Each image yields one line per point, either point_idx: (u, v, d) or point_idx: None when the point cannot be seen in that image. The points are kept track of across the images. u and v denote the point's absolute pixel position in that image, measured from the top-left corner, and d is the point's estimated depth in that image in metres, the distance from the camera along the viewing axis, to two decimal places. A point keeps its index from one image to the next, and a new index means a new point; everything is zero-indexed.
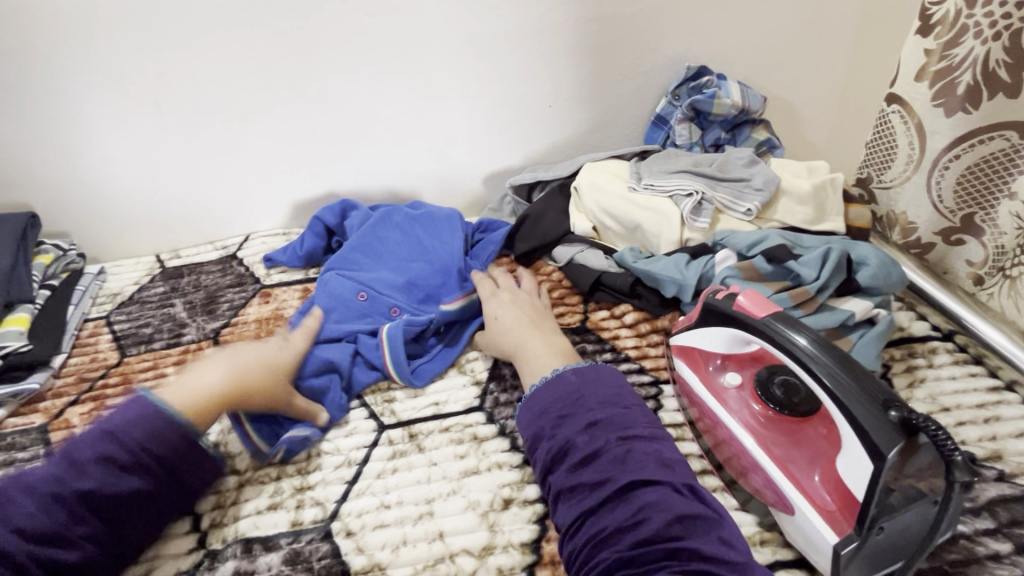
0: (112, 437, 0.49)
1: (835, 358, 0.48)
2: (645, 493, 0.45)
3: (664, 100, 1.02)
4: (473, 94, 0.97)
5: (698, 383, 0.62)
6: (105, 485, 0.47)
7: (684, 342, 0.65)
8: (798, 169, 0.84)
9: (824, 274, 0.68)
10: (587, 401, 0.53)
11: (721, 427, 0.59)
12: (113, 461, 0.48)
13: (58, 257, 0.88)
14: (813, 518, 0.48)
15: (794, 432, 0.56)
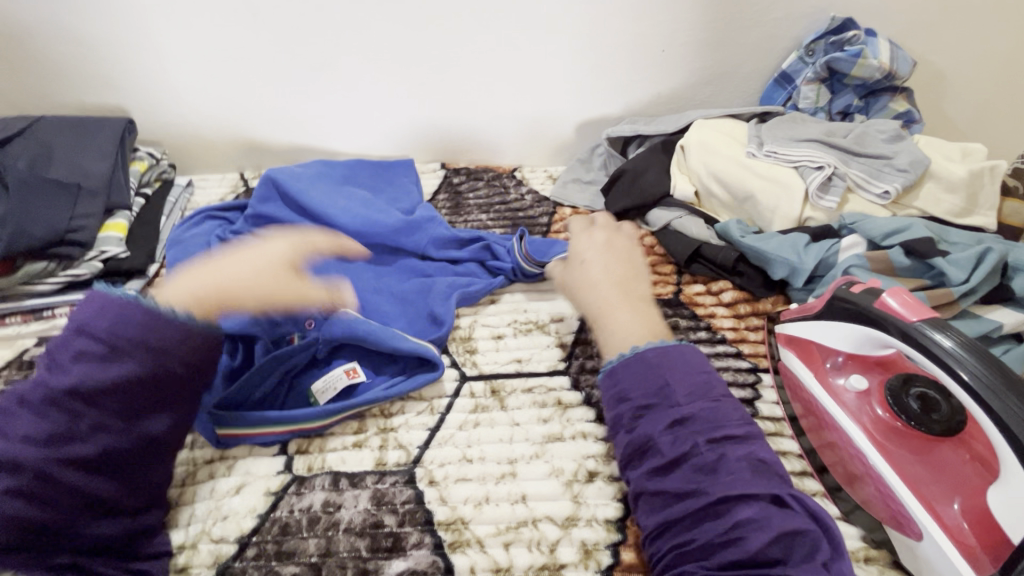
0: (83, 333, 0.42)
1: (1006, 381, 0.41)
2: (737, 501, 0.41)
3: (794, 55, 0.90)
4: (582, 30, 0.88)
5: (814, 380, 0.57)
6: (92, 377, 0.41)
7: (798, 332, 0.60)
8: (951, 151, 0.73)
9: (975, 277, 0.59)
10: (672, 391, 0.47)
11: (835, 430, 0.54)
12: (94, 354, 0.42)
13: (152, 165, 0.88)
14: (946, 549, 0.44)
15: (926, 448, 0.50)
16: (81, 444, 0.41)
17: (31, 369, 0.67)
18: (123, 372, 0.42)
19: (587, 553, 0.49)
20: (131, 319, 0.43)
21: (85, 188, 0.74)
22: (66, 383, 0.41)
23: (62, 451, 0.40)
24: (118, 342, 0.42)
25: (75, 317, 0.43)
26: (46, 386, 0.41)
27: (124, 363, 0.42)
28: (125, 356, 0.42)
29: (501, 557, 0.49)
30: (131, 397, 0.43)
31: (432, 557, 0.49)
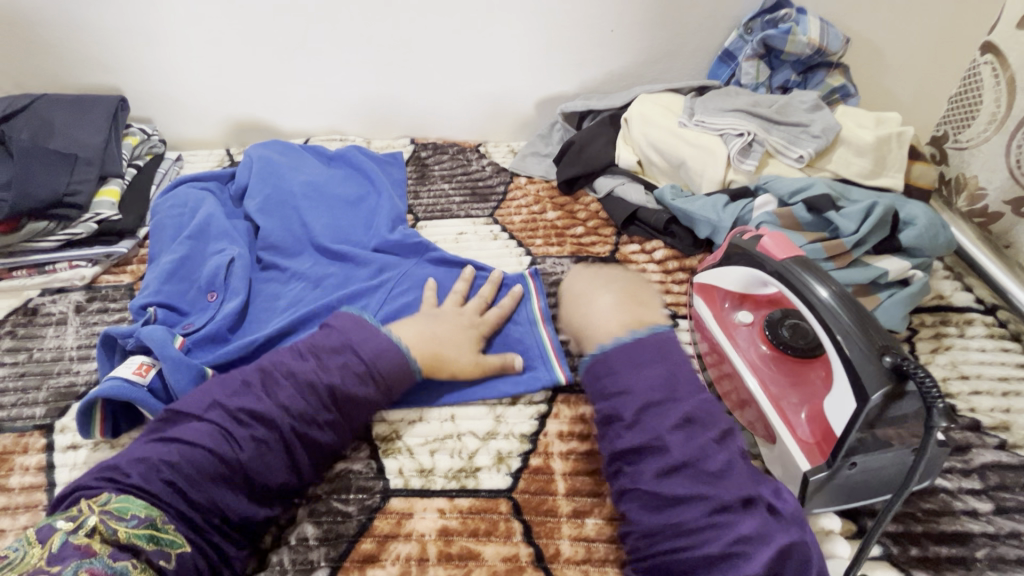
0: (301, 354, 0.54)
1: (853, 316, 0.47)
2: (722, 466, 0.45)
3: (734, 33, 0.96)
4: (535, 11, 0.95)
5: (714, 318, 0.65)
6: (294, 401, 0.50)
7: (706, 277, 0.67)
8: (865, 119, 0.79)
9: (863, 228, 0.66)
10: (677, 383, 0.49)
11: (726, 361, 0.62)
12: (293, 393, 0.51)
13: (143, 139, 0.97)
14: (791, 449, 0.52)
15: (794, 372, 0.58)
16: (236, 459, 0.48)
17: (34, 315, 0.76)
18: (299, 424, 0.50)
19: (501, 459, 0.58)
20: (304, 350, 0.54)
21: (82, 158, 0.83)
22: (251, 422, 0.49)
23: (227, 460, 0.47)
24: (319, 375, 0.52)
25: (336, 337, 0.55)
26: (231, 416, 0.49)
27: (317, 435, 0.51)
28: (366, 365, 0.54)
29: (426, 461, 0.57)
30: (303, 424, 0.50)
31: (367, 461, 0.57)
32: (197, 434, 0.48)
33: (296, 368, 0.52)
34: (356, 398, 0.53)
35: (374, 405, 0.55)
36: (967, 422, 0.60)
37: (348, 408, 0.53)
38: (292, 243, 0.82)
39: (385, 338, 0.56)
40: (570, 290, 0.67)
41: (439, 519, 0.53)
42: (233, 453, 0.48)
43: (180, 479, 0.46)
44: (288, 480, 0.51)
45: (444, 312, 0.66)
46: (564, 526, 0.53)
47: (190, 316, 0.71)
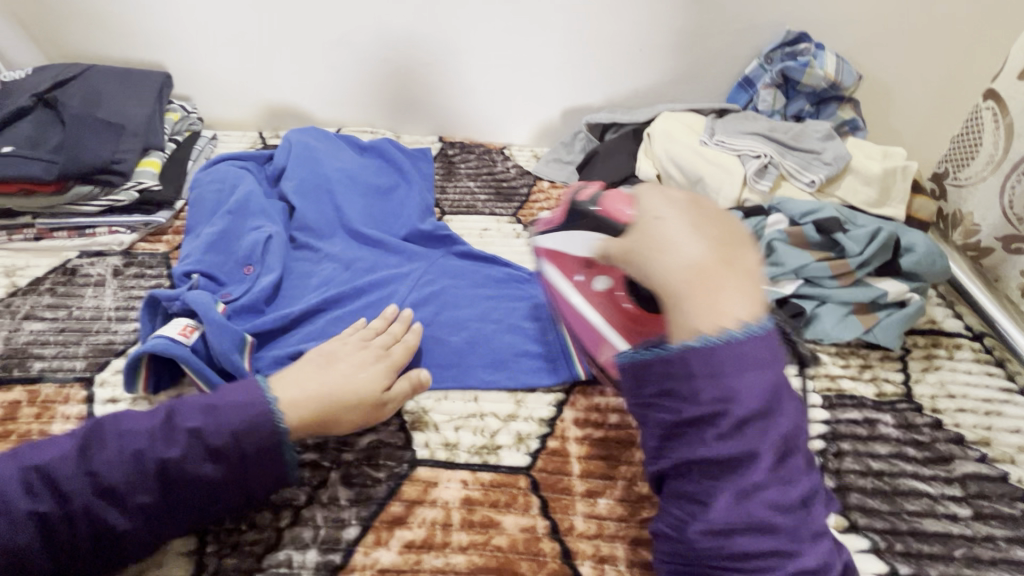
0: (210, 413, 0.50)
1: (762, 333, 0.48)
2: (752, 436, 0.42)
3: (756, 61, 1.01)
4: (569, 25, 1.00)
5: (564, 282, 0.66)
6: (189, 462, 0.48)
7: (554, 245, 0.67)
8: (873, 152, 0.85)
9: (867, 251, 0.71)
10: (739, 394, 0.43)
11: (582, 317, 0.64)
12: (192, 446, 0.48)
13: (183, 116, 1.00)
14: None
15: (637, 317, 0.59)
16: (135, 493, 0.47)
17: (73, 275, 0.78)
18: (209, 472, 0.49)
19: (521, 439, 0.62)
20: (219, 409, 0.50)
21: (128, 128, 0.86)
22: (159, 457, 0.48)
23: (123, 496, 0.47)
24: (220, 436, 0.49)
25: (214, 395, 0.51)
26: (142, 450, 0.48)
27: (231, 479, 0.50)
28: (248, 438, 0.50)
29: (451, 436, 0.61)
30: (192, 476, 0.49)
31: (396, 431, 0.61)
32: (107, 464, 0.47)
33: (194, 426, 0.49)
34: (243, 472, 0.50)
35: (253, 479, 0.51)
36: (952, 436, 0.65)
37: (253, 461, 0.50)
38: (326, 225, 0.86)
39: (260, 400, 0.52)
40: (653, 212, 0.52)
41: (463, 489, 0.56)
42: (142, 492, 0.47)
43: (92, 505, 0.46)
44: (202, 512, 0.50)
45: (345, 346, 0.62)
46: (578, 503, 0.57)
47: (227, 286, 0.74)
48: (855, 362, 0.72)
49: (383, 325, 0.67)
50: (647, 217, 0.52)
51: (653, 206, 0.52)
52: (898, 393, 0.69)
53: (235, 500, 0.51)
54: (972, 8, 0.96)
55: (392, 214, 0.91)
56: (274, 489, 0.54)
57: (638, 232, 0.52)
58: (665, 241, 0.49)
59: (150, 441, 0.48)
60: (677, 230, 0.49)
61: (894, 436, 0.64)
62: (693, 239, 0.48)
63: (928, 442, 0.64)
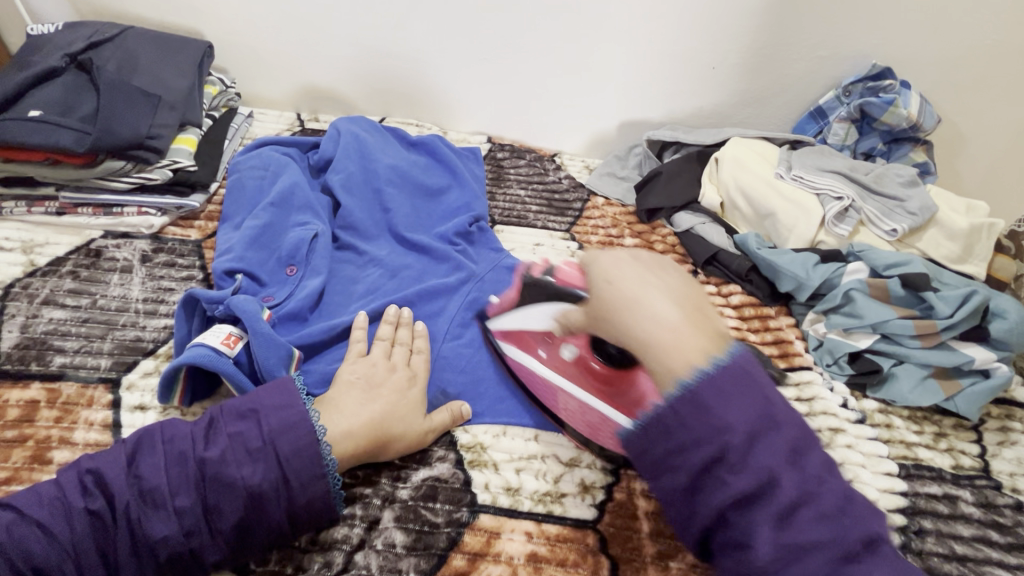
0: (256, 419, 0.49)
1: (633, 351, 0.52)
2: (760, 459, 0.39)
3: (831, 93, 0.97)
4: (642, 35, 0.94)
5: (526, 352, 0.63)
6: (227, 465, 0.47)
7: (512, 325, 0.64)
8: (956, 204, 0.81)
9: (958, 314, 0.68)
10: (728, 422, 0.40)
11: (530, 375, 0.62)
12: (235, 453, 0.47)
13: (221, 91, 0.93)
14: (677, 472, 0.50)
15: (608, 378, 0.58)
16: (168, 504, 0.45)
17: (97, 258, 0.72)
18: (250, 475, 0.47)
19: (586, 489, 0.56)
20: (272, 417, 0.50)
21: (166, 101, 0.79)
22: (196, 460, 0.47)
23: (156, 502, 0.45)
24: (265, 444, 0.48)
25: (253, 399, 0.51)
26: (184, 451, 0.47)
27: (270, 487, 0.47)
28: (288, 444, 0.48)
29: (512, 479, 0.56)
30: (224, 488, 0.46)
31: (453, 469, 0.56)
32: (150, 465, 0.46)
33: (238, 430, 0.48)
34: (278, 485, 0.47)
35: (281, 498, 0.47)
36: None
37: (294, 467, 0.48)
38: (367, 224, 0.79)
39: (300, 407, 0.51)
40: (602, 274, 0.51)
41: (528, 543, 0.52)
42: (181, 495, 0.45)
43: (133, 508, 0.45)
44: (244, 532, 0.47)
45: (376, 371, 0.58)
46: (650, 568, 0.51)
47: (268, 288, 0.69)
48: (930, 429, 0.68)
49: (392, 335, 0.63)
50: (597, 283, 0.51)
51: (604, 268, 0.51)
52: (976, 466, 0.65)
53: (278, 518, 0.48)
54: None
55: (438, 216, 0.84)
56: (323, 515, 0.50)
57: (601, 302, 0.50)
58: (634, 299, 0.47)
59: (198, 442, 0.48)
60: (656, 289, 0.48)
61: (976, 516, 0.60)
62: (658, 292, 0.48)
63: (1010, 525, 0.60)
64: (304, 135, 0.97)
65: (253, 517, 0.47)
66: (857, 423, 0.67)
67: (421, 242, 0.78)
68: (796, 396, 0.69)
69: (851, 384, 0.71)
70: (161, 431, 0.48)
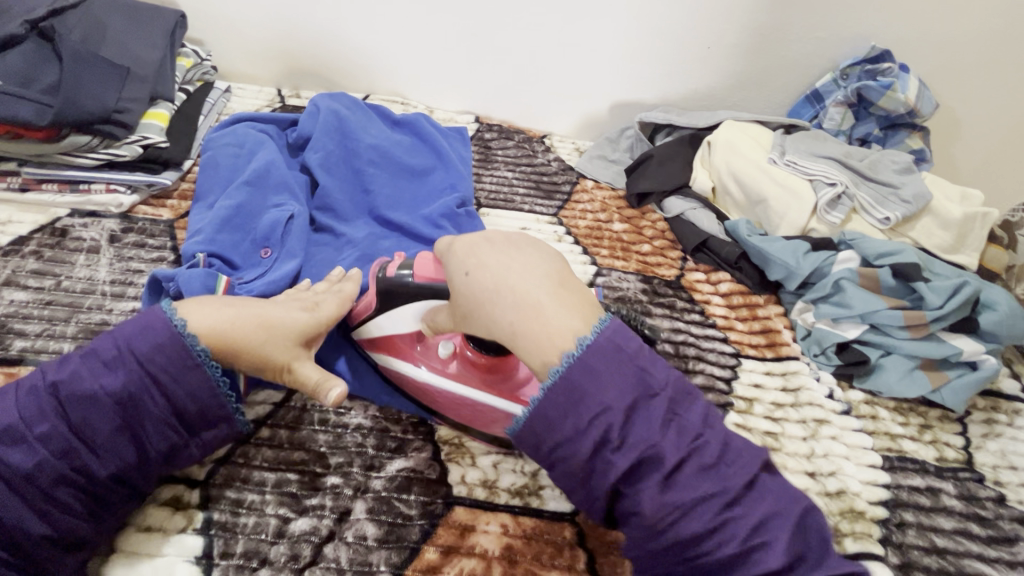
0: (109, 335, 0.46)
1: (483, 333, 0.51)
2: (644, 422, 0.42)
3: (829, 76, 0.94)
4: (636, 11, 0.91)
5: (404, 360, 0.57)
6: (82, 384, 0.44)
7: (385, 331, 0.57)
8: (951, 193, 0.79)
9: (948, 305, 0.67)
10: (587, 393, 0.42)
11: (427, 391, 0.56)
12: (91, 371, 0.45)
13: (196, 64, 0.89)
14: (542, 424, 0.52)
15: (491, 367, 0.55)
16: (34, 437, 0.43)
17: (63, 238, 0.69)
18: (109, 383, 0.44)
19: None
20: (121, 327, 0.46)
21: (134, 73, 0.76)
22: (54, 388, 0.44)
23: (22, 439, 0.43)
24: (118, 354, 0.45)
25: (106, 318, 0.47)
26: (41, 382, 0.45)
27: (137, 386, 0.45)
28: (138, 345, 0.45)
29: (490, 472, 0.55)
30: (85, 408, 0.44)
31: (429, 461, 0.55)
32: (9, 405, 0.44)
33: (91, 348, 0.46)
34: (143, 387, 0.45)
35: (154, 399, 0.45)
36: (1017, 515, 0.60)
37: (158, 363, 0.45)
38: (348, 207, 0.76)
39: (155, 311, 0.47)
40: (467, 257, 0.50)
41: (503, 535, 0.51)
42: (40, 423, 0.43)
43: None
44: (129, 448, 0.45)
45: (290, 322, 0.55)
46: (627, 562, 0.50)
47: (242, 272, 0.66)
48: (915, 421, 0.67)
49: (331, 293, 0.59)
50: (456, 276, 0.49)
51: (460, 260, 0.49)
52: (960, 459, 0.65)
53: (158, 423, 0.45)
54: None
55: (422, 198, 0.81)
56: (212, 415, 0.47)
57: (459, 295, 0.49)
58: (500, 278, 0.47)
59: (55, 370, 0.45)
60: (512, 269, 0.47)
61: (957, 509, 0.60)
62: (509, 272, 0.47)
63: (992, 519, 0.60)
64: (284, 111, 0.93)
65: (131, 428, 0.45)
66: (843, 415, 0.67)
67: (404, 225, 0.76)
68: (782, 387, 0.68)
69: (837, 374, 0.70)
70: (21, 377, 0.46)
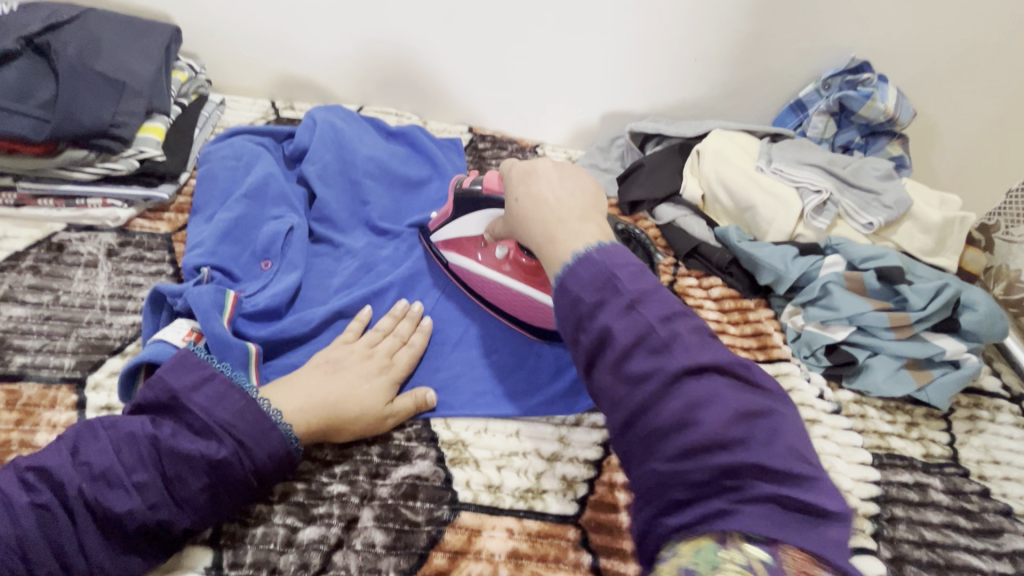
0: (198, 396, 0.48)
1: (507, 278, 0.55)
2: (693, 388, 0.38)
3: (812, 86, 0.97)
4: (626, 24, 0.93)
5: (468, 257, 0.67)
6: (179, 444, 0.46)
7: (451, 235, 0.67)
8: (930, 198, 0.82)
9: (931, 306, 0.70)
10: (611, 281, 0.42)
11: (483, 283, 0.67)
12: (185, 434, 0.47)
13: (191, 77, 0.90)
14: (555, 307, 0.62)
15: (540, 267, 0.64)
16: (129, 490, 0.44)
17: (60, 253, 0.69)
18: (204, 448, 0.46)
19: (568, 484, 0.56)
20: (210, 391, 0.48)
21: (130, 87, 0.76)
22: (149, 444, 0.46)
23: (113, 489, 0.44)
24: (210, 422, 0.47)
25: (196, 377, 0.49)
26: (136, 438, 0.46)
27: (213, 445, 0.47)
28: (231, 416, 0.48)
29: (494, 477, 0.56)
30: (181, 467, 0.45)
31: (434, 467, 0.55)
32: (98, 451, 0.45)
33: (184, 409, 0.48)
34: (234, 457, 0.47)
35: (237, 467, 0.47)
36: (1001, 507, 0.63)
37: (238, 426, 0.48)
38: (345, 218, 0.77)
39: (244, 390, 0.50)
40: (521, 183, 0.53)
41: (509, 539, 0.51)
42: (137, 473, 0.45)
43: (85, 492, 0.44)
44: (209, 508, 0.47)
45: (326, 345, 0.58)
46: (630, 563, 0.51)
47: (242, 283, 0.67)
48: (902, 419, 0.70)
49: (388, 326, 0.63)
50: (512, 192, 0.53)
51: (523, 175, 0.53)
52: (946, 455, 0.67)
53: (238, 487, 0.47)
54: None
55: (418, 209, 0.82)
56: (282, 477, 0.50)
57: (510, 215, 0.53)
58: (539, 198, 0.50)
59: (148, 426, 0.47)
60: (560, 192, 0.50)
61: (945, 503, 0.62)
62: (562, 194, 0.50)
63: (977, 512, 0.62)
64: (279, 123, 0.94)
65: (215, 493, 0.47)
66: (833, 414, 0.69)
67: (401, 236, 0.77)
68: None
69: (827, 374, 0.72)
70: (107, 423, 0.47)
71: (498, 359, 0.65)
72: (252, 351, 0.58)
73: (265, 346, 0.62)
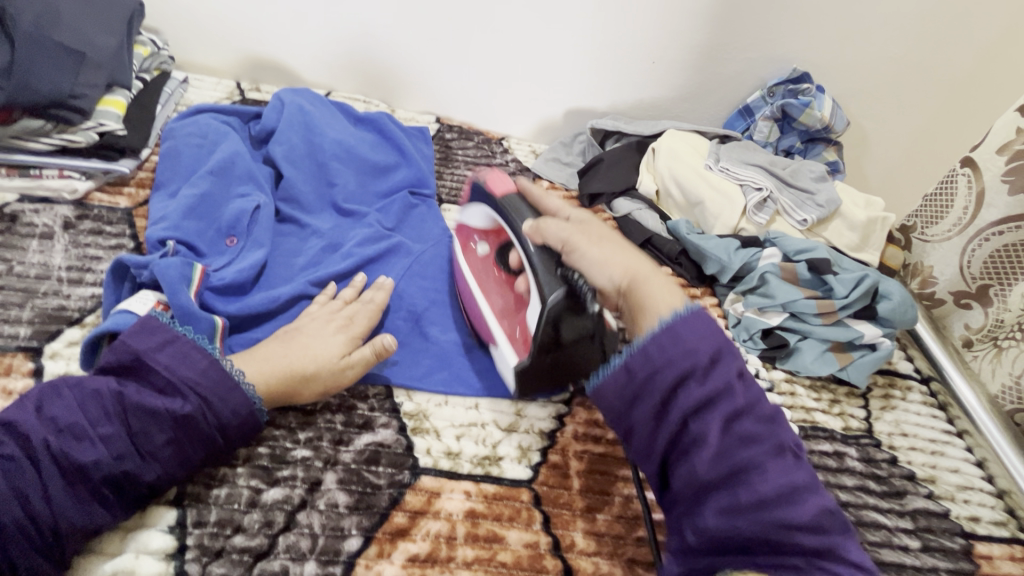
0: (161, 355, 0.49)
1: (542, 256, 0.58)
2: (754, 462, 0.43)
3: (758, 93, 1.04)
4: (591, 24, 0.97)
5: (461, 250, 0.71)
6: (144, 399, 0.47)
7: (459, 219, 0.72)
8: (858, 199, 0.91)
9: (853, 295, 0.77)
10: (698, 350, 0.45)
11: (463, 280, 0.69)
12: (150, 392, 0.48)
13: (154, 52, 0.88)
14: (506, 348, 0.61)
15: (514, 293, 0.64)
16: (93, 445, 0.45)
17: (13, 223, 0.68)
18: (168, 403, 0.48)
19: (523, 452, 0.60)
20: (173, 350, 0.50)
21: (91, 58, 0.73)
22: (113, 402, 0.46)
23: (76, 444, 0.45)
24: (173, 379, 0.49)
25: (158, 339, 0.50)
26: (99, 397, 0.46)
27: (178, 402, 0.48)
28: (195, 373, 0.49)
29: (453, 445, 0.59)
30: (147, 422, 0.47)
31: (397, 435, 0.58)
32: (61, 408, 0.46)
33: (146, 368, 0.49)
34: (198, 412, 0.48)
35: (202, 422, 0.49)
36: (906, 473, 0.71)
37: (202, 383, 0.49)
38: (310, 200, 0.78)
39: (206, 351, 0.51)
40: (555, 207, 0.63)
41: (466, 501, 0.55)
42: (102, 428, 0.46)
43: (48, 449, 0.44)
44: (176, 463, 0.48)
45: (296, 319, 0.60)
46: (578, 520, 0.56)
47: (207, 258, 0.67)
48: (826, 396, 0.77)
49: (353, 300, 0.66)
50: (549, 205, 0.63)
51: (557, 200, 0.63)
52: (862, 428, 0.75)
53: (205, 443, 0.49)
54: (963, 69, 1.01)
55: (383, 194, 0.84)
56: (247, 439, 0.52)
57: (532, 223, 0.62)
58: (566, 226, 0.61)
59: (109, 384, 0.47)
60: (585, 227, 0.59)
61: (859, 469, 0.69)
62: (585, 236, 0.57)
63: (886, 477, 0.69)
64: (244, 104, 0.94)
65: (181, 448, 0.48)
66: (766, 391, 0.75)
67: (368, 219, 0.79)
68: None
69: (763, 357, 0.79)
70: (65, 384, 0.47)
71: (459, 337, 0.69)
72: (218, 323, 0.59)
73: (231, 320, 0.63)
